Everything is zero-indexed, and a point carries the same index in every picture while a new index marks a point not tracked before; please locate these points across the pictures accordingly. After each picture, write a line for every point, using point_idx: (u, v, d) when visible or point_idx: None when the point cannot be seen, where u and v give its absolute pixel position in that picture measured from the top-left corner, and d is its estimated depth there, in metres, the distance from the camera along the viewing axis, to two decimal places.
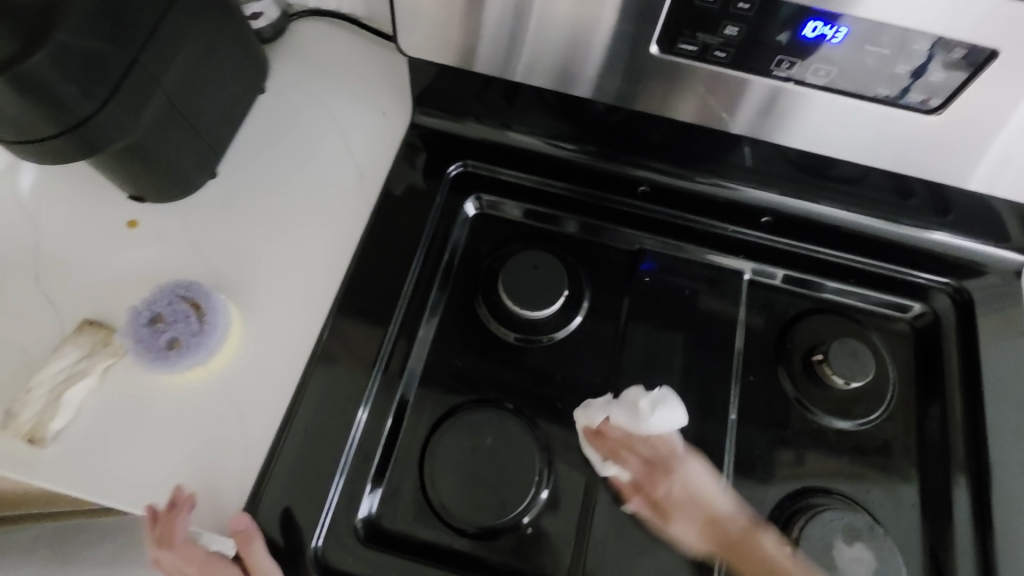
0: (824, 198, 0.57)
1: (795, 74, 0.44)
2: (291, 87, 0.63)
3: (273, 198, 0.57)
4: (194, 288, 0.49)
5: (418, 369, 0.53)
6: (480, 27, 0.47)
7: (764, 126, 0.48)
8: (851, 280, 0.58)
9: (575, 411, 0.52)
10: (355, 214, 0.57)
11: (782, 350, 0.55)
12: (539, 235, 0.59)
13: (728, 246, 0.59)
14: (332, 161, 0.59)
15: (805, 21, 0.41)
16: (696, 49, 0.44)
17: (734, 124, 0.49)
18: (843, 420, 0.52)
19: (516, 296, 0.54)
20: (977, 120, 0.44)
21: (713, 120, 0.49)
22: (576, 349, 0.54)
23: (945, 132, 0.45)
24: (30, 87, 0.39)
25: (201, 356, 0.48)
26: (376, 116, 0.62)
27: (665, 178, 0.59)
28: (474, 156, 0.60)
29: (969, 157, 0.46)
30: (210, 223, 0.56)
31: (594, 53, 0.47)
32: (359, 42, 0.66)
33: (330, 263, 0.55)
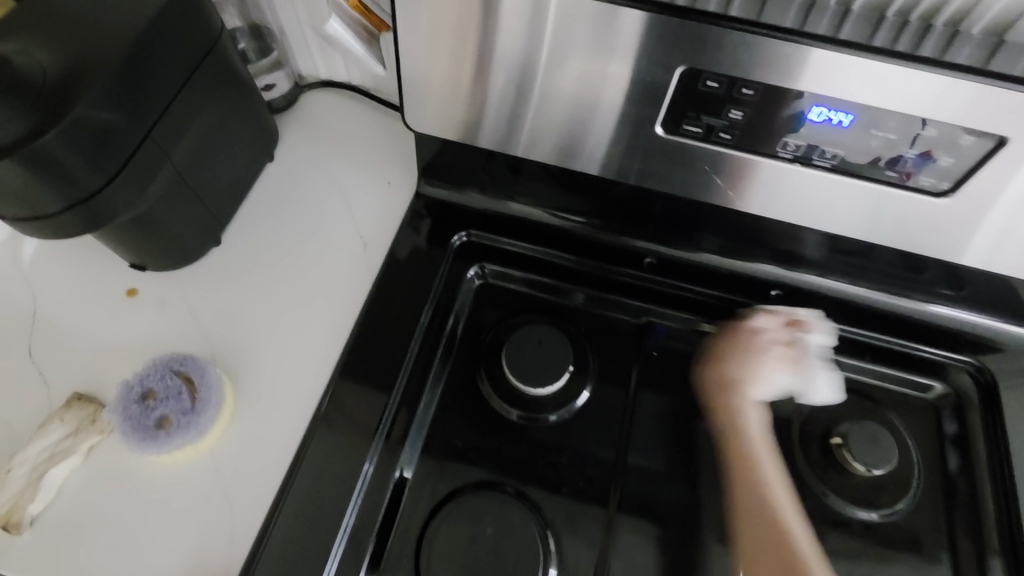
0: (835, 271, 0.56)
1: (800, 156, 0.44)
2: (300, 157, 0.63)
3: (275, 267, 0.57)
4: (188, 362, 0.48)
5: (416, 448, 0.50)
6: (486, 105, 0.48)
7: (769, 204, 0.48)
8: (865, 356, 0.57)
9: (581, 495, 0.49)
10: (358, 284, 0.56)
11: (799, 432, 0.52)
12: (543, 307, 0.58)
13: (738, 319, 0.57)
14: (337, 229, 0.59)
15: (808, 107, 0.41)
16: (700, 130, 0.44)
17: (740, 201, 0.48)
18: (867, 510, 0.49)
19: (518, 372, 0.52)
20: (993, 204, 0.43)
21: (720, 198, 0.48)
22: (582, 427, 0.52)
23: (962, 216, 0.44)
24: (39, 166, 0.39)
25: (191, 436, 0.46)
26: (382, 185, 0.62)
27: (672, 249, 0.58)
28: (479, 225, 0.60)
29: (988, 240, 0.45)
30: (211, 292, 0.55)
31: (599, 131, 0.47)
32: (368, 113, 0.67)
33: (331, 333, 0.54)
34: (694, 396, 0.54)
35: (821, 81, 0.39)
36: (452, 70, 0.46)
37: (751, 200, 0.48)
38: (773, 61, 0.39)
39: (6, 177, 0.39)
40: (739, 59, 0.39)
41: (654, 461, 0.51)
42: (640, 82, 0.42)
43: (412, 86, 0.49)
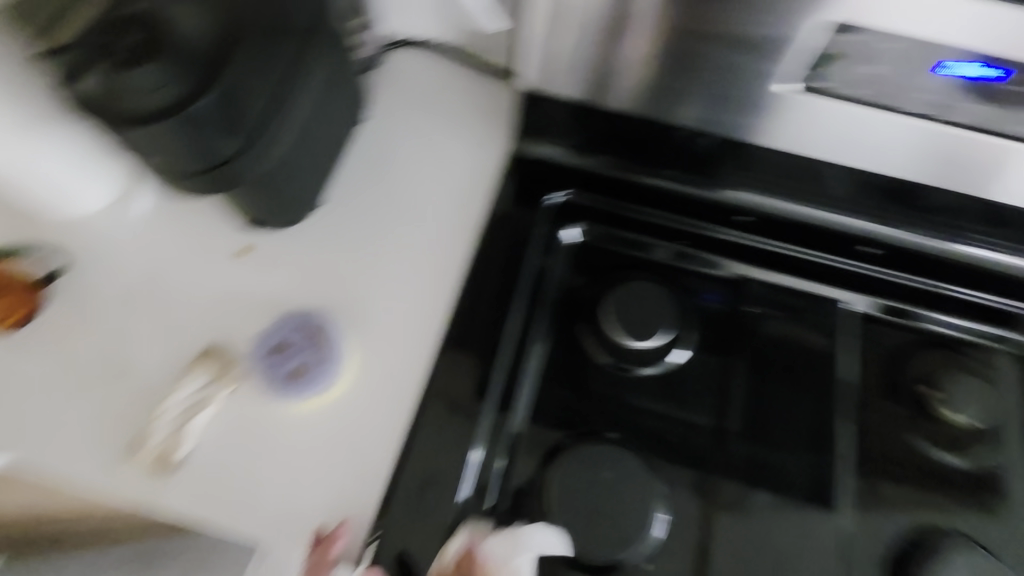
0: (939, 229, 0.55)
1: (937, 110, 0.47)
2: (390, 117, 0.64)
3: (377, 228, 0.58)
4: (313, 318, 0.52)
5: (526, 400, 0.53)
6: (607, 63, 0.49)
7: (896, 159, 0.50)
8: (951, 310, 0.58)
9: (682, 445, 0.52)
10: (461, 243, 0.57)
11: (891, 382, 0.55)
12: (634, 264, 0.60)
13: (828, 279, 0.59)
14: (434, 190, 0.60)
15: (952, 61, 0.43)
16: (835, 83, 0.47)
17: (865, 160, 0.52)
18: (956, 456, 0.52)
19: (625, 327, 0.54)
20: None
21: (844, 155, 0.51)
22: (684, 381, 0.55)
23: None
24: (193, 127, 0.43)
25: (322, 386, 0.49)
26: (473, 146, 0.62)
27: (766, 205, 0.57)
28: (574, 183, 0.60)
29: None
30: (318, 252, 0.56)
31: (719, 90, 0.48)
32: (451, 71, 0.66)
33: (437, 292, 0.54)
34: (790, 346, 0.56)
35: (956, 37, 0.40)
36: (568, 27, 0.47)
37: (854, 152, 0.51)
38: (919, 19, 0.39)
39: (164, 136, 0.43)
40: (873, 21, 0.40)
41: (752, 417, 0.54)
42: (762, 38, 0.44)
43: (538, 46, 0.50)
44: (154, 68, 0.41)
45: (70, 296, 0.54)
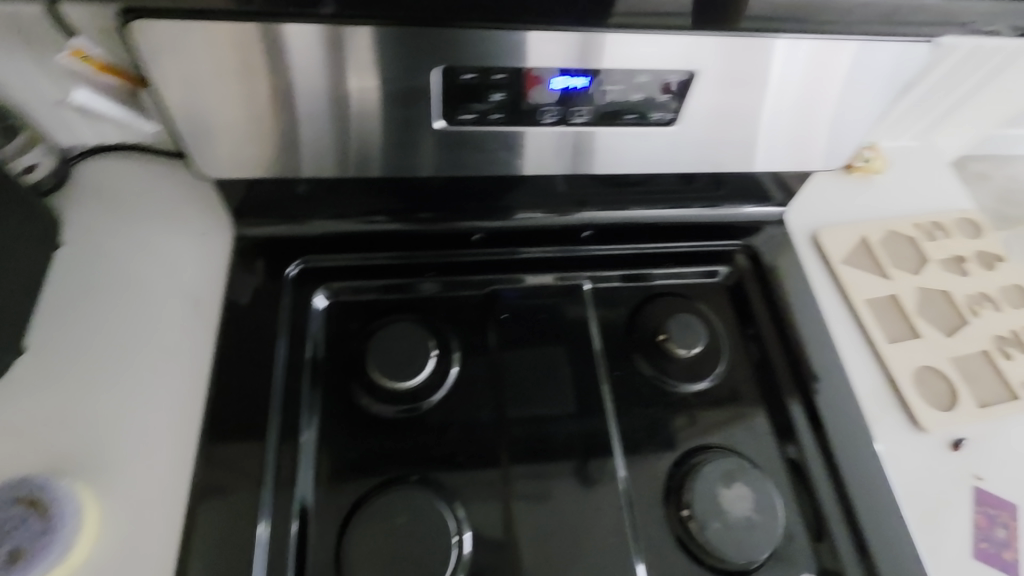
0: (632, 203, 0.66)
1: (561, 119, 0.51)
2: (94, 234, 0.59)
3: (103, 354, 0.53)
4: (28, 484, 0.44)
5: (310, 477, 0.52)
6: (273, 138, 0.50)
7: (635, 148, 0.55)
8: (668, 263, 0.68)
9: (471, 460, 0.54)
10: (200, 347, 0.55)
11: (634, 339, 0.62)
12: (394, 306, 0.61)
13: (569, 267, 0.65)
14: (160, 296, 0.57)
15: (551, 77, 0.48)
16: (474, 116, 0.50)
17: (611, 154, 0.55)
18: (696, 382, 0.60)
19: (388, 371, 0.55)
20: (797, 96, 0.52)
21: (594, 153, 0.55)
22: (460, 402, 0.57)
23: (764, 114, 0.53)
24: None
25: (54, 560, 0.43)
26: (196, 239, 0.60)
27: (495, 222, 0.64)
28: (312, 250, 0.61)
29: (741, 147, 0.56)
30: (32, 403, 0.50)
31: (383, 139, 0.51)
32: (156, 169, 0.64)
33: (185, 400, 0.52)
34: (548, 333, 0.61)
35: (551, 55, 0.46)
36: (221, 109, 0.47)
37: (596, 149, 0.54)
38: (512, 46, 0.45)
39: None
40: (481, 54, 0.45)
41: (530, 411, 0.57)
42: (404, 87, 0.47)
43: (194, 138, 0.49)
44: None
45: None
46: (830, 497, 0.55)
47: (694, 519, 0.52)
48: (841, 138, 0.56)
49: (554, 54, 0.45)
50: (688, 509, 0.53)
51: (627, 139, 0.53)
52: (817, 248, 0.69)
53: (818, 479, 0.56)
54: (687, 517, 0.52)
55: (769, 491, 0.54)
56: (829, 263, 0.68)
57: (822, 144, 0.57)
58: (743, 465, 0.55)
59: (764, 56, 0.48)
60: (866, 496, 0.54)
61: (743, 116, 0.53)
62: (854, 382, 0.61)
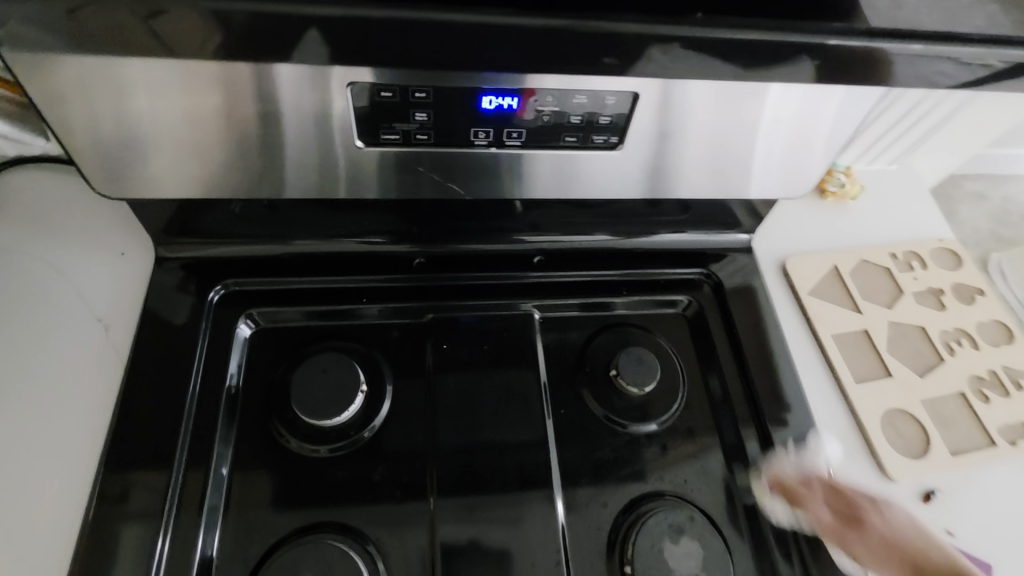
0: (584, 227, 0.62)
1: (493, 141, 0.48)
2: (5, 251, 0.56)
3: (2, 381, 0.50)
4: None
5: (218, 524, 0.47)
6: (173, 160, 0.46)
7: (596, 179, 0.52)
8: (624, 291, 0.63)
9: (396, 505, 0.50)
10: (108, 377, 0.51)
11: (582, 374, 0.58)
12: (327, 334, 0.57)
13: (522, 295, 0.61)
14: (70, 322, 0.53)
15: (477, 96, 0.45)
16: (398, 136, 0.47)
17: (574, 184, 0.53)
18: (648, 423, 0.56)
19: (309, 408, 0.51)
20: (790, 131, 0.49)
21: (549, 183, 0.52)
22: (387, 441, 0.52)
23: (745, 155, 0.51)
24: None
25: None
26: (114, 259, 0.57)
27: (437, 246, 0.60)
28: (235, 273, 0.57)
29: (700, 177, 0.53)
30: None
31: (298, 160, 0.47)
32: (79, 185, 0.60)
33: (86, 437, 0.49)
34: (489, 365, 0.57)
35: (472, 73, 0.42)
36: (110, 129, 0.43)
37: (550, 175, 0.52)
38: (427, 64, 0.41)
39: None
40: (394, 72, 0.42)
41: (460, 454, 0.52)
42: (314, 106, 0.43)
43: (83, 160, 0.45)
44: None
45: None
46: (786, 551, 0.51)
47: None
48: (799, 164, 0.53)
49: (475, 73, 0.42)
50: (630, 565, 0.49)
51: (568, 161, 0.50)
52: (784, 278, 0.65)
53: (774, 534, 0.51)
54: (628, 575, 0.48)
55: (720, 544, 0.50)
56: (796, 295, 0.64)
57: (779, 171, 0.53)
58: (693, 516, 0.51)
59: (762, 97, 0.46)
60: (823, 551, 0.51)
61: (693, 139, 0.49)
62: (818, 425, 0.57)
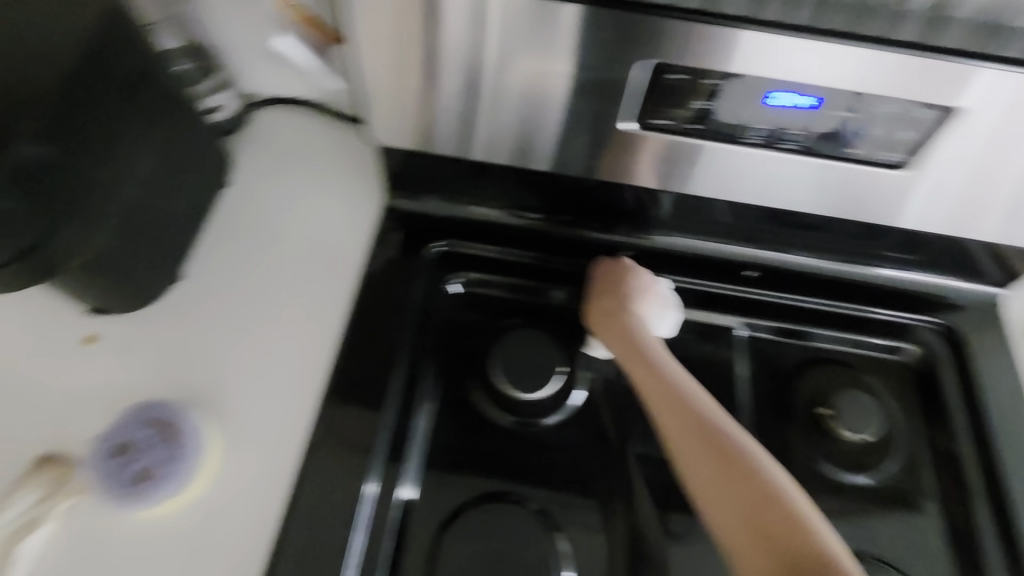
0: (814, 249, 0.57)
1: (768, 140, 0.46)
2: (261, 179, 0.61)
3: (249, 294, 0.54)
4: (164, 409, 0.46)
5: (417, 469, 0.49)
6: (452, 115, 0.47)
7: (856, 203, 0.48)
8: (840, 324, 0.59)
9: (586, 494, 0.49)
10: (335, 310, 0.54)
11: (788, 406, 0.54)
12: (524, 309, 0.58)
13: (727, 308, 0.58)
14: (306, 251, 0.57)
15: (775, 91, 0.42)
16: (671, 122, 0.45)
17: (829, 208, 0.49)
18: (858, 473, 0.51)
19: (512, 379, 0.51)
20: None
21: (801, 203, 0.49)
22: (579, 429, 0.52)
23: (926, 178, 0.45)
24: None
25: (175, 487, 0.44)
26: (347, 200, 0.60)
27: (649, 241, 0.58)
28: (457, 235, 0.58)
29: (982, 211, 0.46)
30: (178, 330, 0.52)
31: (563, 134, 0.47)
32: (320, 127, 0.65)
33: (307, 360, 0.51)
34: (694, 371, 0.55)
35: (787, 66, 0.39)
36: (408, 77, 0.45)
37: (809, 192, 0.48)
38: (745, 48, 0.39)
39: None
40: (707, 53, 0.40)
41: (650, 467, 0.51)
42: (604, 79, 0.42)
43: (372, 100, 0.47)
44: None
45: None
46: None
47: None
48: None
49: (791, 64, 0.39)
50: None
51: (840, 173, 0.46)
52: None
53: None
54: None
55: None
56: None
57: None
58: None
59: None
60: None
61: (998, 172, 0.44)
62: None
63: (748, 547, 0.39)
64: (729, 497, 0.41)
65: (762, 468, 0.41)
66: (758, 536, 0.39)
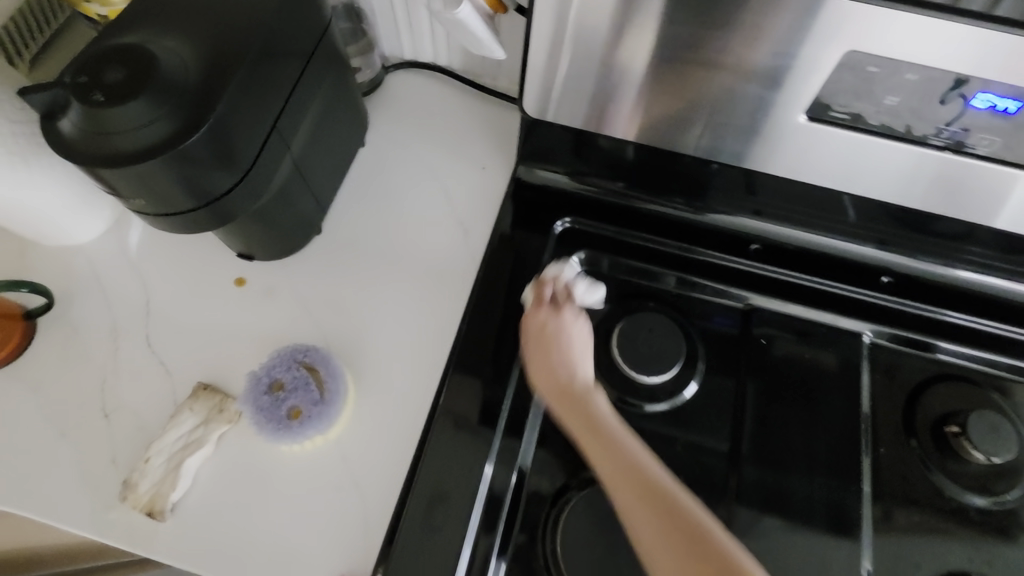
0: (960, 260, 0.54)
1: (952, 144, 0.43)
2: (392, 142, 0.63)
3: (382, 252, 0.57)
4: (312, 353, 0.49)
5: (533, 441, 0.49)
6: (610, 95, 0.46)
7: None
8: (972, 341, 0.56)
9: (697, 485, 0.50)
10: (462, 275, 0.56)
11: (912, 422, 0.52)
12: (637, 292, 0.57)
13: (851, 312, 0.56)
14: (436, 217, 0.59)
15: (978, 94, 0.39)
16: (848, 116, 0.43)
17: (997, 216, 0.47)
18: (981, 496, 0.49)
19: (631, 360, 0.52)
20: None
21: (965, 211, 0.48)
22: (693, 418, 0.52)
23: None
24: (185, 167, 0.39)
25: (322, 427, 0.47)
26: (475, 169, 0.62)
27: (781, 235, 0.57)
28: (580, 212, 0.59)
29: None
30: (317, 281, 0.55)
31: (718, 121, 0.46)
32: (451, 94, 0.66)
33: (436, 322, 0.53)
34: (816, 373, 0.54)
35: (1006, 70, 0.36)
36: (572, 54, 0.44)
37: (980, 199, 0.46)
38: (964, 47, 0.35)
39: (152, 174, 0.39)
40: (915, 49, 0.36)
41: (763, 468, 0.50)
42: (783, 68, 0.40)
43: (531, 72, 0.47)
44: (138, 104, 0.38)
45: (64, 328, 0.53)
46: None
47: None
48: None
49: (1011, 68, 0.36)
50: None
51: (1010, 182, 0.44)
52: None
53: None
54: None
55: None
56: None
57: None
58: None
59: None
60: None
61: None
62: None
63: None
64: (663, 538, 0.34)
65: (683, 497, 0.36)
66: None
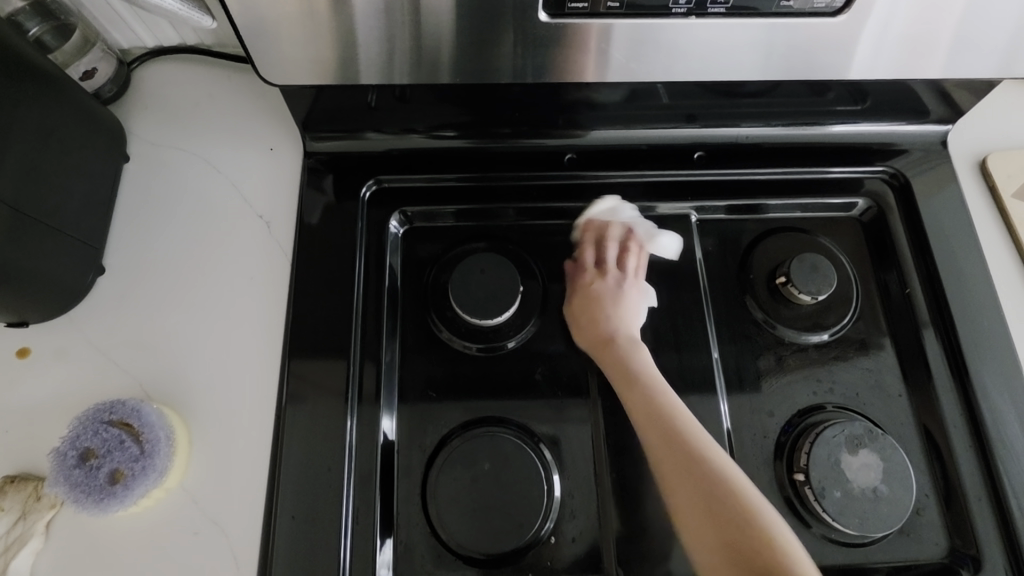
0: (750, 117, 0.56)
1: (694, 7, 0.43)
2: (159, 146, 0.56)
3: (181, 272, 0.51)
4: (118, 407, 0.44)
5: (393, 414, 0.49)
6: (376, 40, 0.45)
7: (767, 65, 0.48)
8: (793, 192, 0.58)
9: (563, 405, 0.50)
10: (277, 273, 0.52)
11: (747, 282, 0.55)
12: (476, 234, 0.55)
13: (673, 193, 0.57)
14: (232, 217, 0.53)
15: None
16: (586, 5, 0.43)
17: (752, 69, 0.48)
18: (819, 333, 0.53)
19: (469, 307, 0.50)
20: None
21: (726, 70, 0.48)
22: (546, 343, 0.52)
23: (891, 4, 0.44)
24: None
25: (153, 480, 0.43)
26: (265, 153, 0.56)
27: (590, 140, 0.56)
28: (386, 169, 0.56)
29: (864, 52, 0.47)
30: (115, 326, 0.49)
31: (455, 33, 0.45)
32: (212, 76, 0.59)
33: (263, 330, 0.50)
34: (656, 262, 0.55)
35: None
36: (307, 5, 0.42)
37: (733, 64, 0.48)
38: None
39: None
40: None
41: None
42: None
43: (239, 22, 0.43)
44: None
45: None
46: (970, 466, 0.49)
47: (810, 486, 0.47)
48: (1011, 31, 0.46)
49: None
50: (802, 474, 0.47)
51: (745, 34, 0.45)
52: (982, 177, 0.57)
53: (958, 447, 0.49)
54: (801, 482, 0.47)
55: (898, 451, 0.47)
56: (997, 198, 0.56)
57: (977, 49, 0.47)
58: (872, 430, 0.48)
59: None
60: (1016, 468, 0.48)
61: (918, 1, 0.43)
62: (1016, 341, 0.52)
63: (665, 454, 0.44)
64: (690, 500, 0.42)
65: (697, 452, 0.44)
66: (728, 548, 0.40)
